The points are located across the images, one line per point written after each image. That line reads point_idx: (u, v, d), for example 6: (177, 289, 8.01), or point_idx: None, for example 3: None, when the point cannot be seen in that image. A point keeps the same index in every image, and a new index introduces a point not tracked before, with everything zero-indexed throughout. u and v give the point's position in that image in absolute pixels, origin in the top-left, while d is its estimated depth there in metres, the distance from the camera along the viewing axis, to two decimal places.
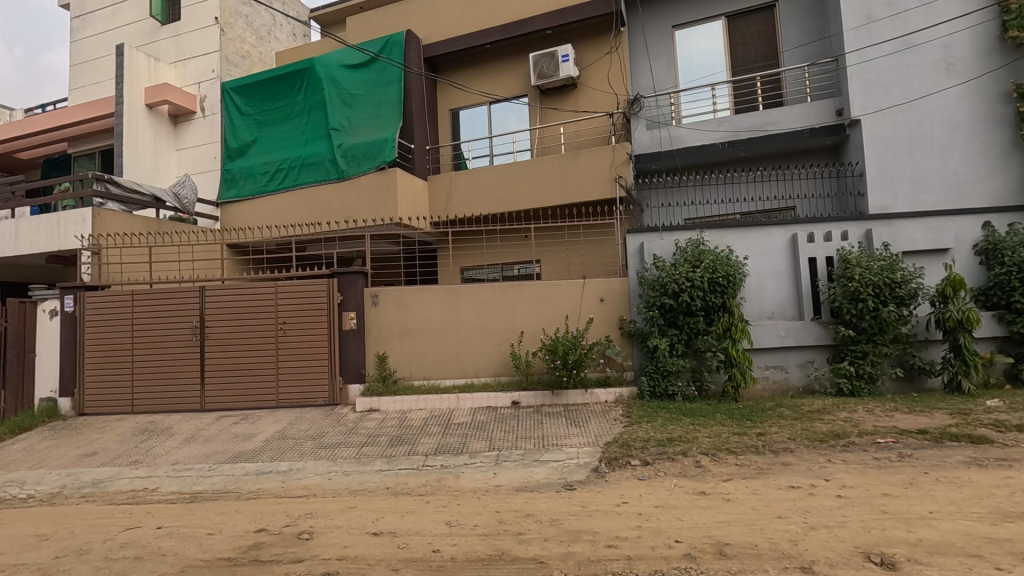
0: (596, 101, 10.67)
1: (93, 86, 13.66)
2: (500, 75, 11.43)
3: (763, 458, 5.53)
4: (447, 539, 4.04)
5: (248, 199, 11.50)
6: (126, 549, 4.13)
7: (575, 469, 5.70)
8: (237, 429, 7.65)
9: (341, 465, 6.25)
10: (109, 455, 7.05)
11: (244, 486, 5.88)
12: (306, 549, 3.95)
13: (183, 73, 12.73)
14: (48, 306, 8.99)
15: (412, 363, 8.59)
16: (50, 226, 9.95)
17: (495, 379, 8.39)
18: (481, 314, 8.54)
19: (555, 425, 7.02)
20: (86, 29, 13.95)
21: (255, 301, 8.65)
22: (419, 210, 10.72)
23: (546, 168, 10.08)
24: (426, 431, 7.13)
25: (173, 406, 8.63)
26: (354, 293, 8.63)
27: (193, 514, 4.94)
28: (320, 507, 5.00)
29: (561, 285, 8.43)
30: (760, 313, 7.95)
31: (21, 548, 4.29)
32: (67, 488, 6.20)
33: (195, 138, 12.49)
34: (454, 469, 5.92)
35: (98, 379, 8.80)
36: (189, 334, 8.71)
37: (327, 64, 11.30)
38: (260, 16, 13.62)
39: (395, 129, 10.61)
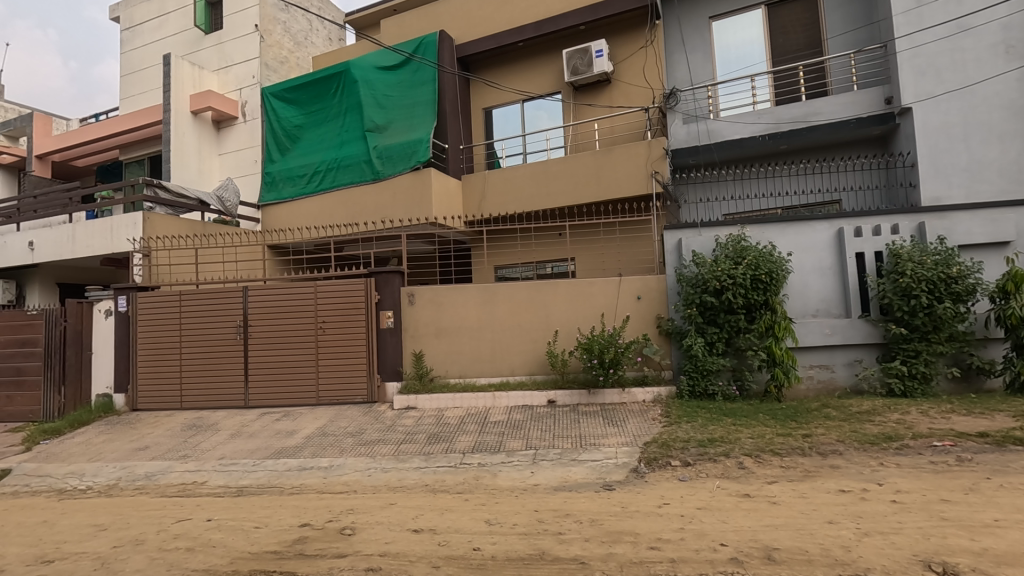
0: (631, 95, 10.52)
1: (142, 95, 14.24)
2: (533, 73, 11.40)
3: (810, 461, 5.35)
4: (487, 537, 4.05)
5: (288, 201, 11.78)
6: (177, 541, 4.27)
7: (614, 469, 5.63)
8: (279, 426, 7.85)
9: (380, 461, 6.34)
10: (160, 449, 7.33)
11: (287, 481, 6.04)
12: (349, 545, 4.01)
13: (225, 80, 13.13)
14: (104, 306, 9.45)
15: (448, 360, 8.64)
16: (103, 230, 10.44)
17: (530, 378, 8.37)
18: (516, 313, 8.53)
19: (593, 425, 6.93)
20: (135, 40, 14.54)
21: (295, 301, 8.85)
22: (453, 209, 10.78)
23: (580, 166, 10.00)
24: (463, 429, 7.16)
25: (218, 403, 8.91)
26: (390, 292, 8.74)
27: (240, 508, 5.08)
28: (362, 503, 5.08)
29: (597, 282, 8.35)
30: (805, 311, 7.68)
31: (82, 537, 4.50)
32: (122, 480, 6.48)
33: (236, 143, 12.86)
34: (491, 468, 5.93)
35: (149, 377, 9.16)
36: (233, 333, 8.97)
37: (362, 66, 11.46)
38: (298, 21, 13.93)
39: (429, 129, 10.69)
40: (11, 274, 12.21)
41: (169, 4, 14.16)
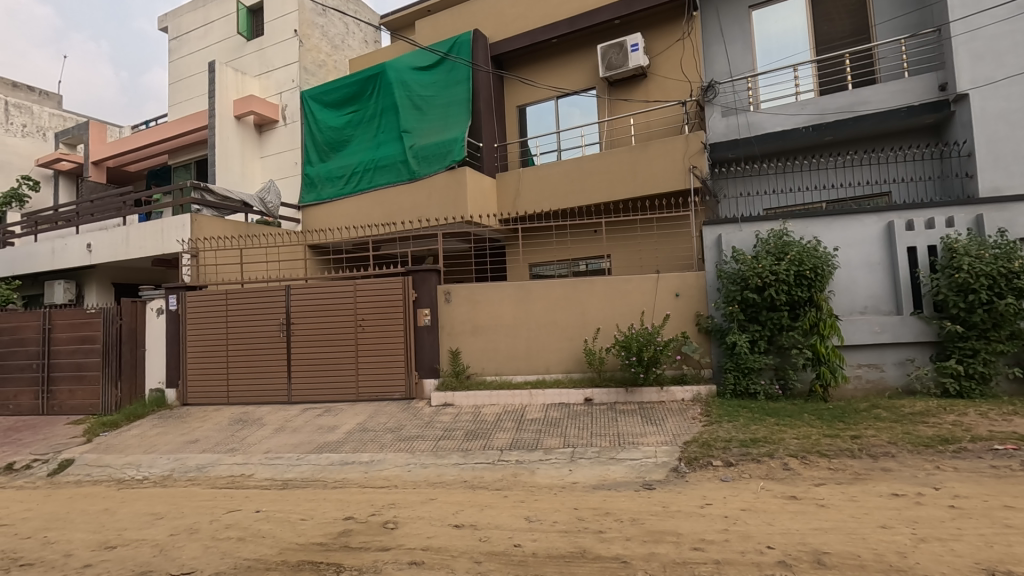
0: (667, 90, 10.37)
1: (187, 101, 14.84)
2: (567, 70, 11.34)
3: (860, 463, 5.17)
4: (527, 534, 4.06)
5: (327, 202, 12.04)
6: (229, 530, 4.44)
7: (653, 468, 5.56)
8: (321, 421, 8.05)
9: (420, 457, 6.43)
10: (209, 442, 7.62)
11: (330, 475, 6.19)
12: (392, 538, 4.08)
13: (267, 85, 13.51)
14: (155, 304, 9.89)
15: (484, 358, 8.69)
16: (155, 232, 10.90)
17: (567, 376, 8.36)
18: (551, 310, 8.52)
19: (631, 424, 6.85)
20: (182, 49, 15.13)
21: (335, 299, 9.05)
22: (488, 208, 10.82)
23: (616, 162, 9.91)
24: (500, 426, 7.20)
25: (263, 398, 9.20)
26: (427, 290, 8.85)
27: (286, 501, 5.24)
28: (403, 497, 5.16)
29: (634, 280, 8.26)
30: (852, 308, 7.42)
31: (141, 525, 4.72)
32: (175, 472, 6.77)
33: (277, 145, 13.20)
34: (529, 465, 5.95)
35: (198, 373, 9.52)
36: (276, 330, 9.24)
37: (397, 68, 11.61)
38: (335, 25, 14.22)
39: (463, 129, 10.76)
40: (70, 275, 12.88)
41: (214, 13, 14.67)
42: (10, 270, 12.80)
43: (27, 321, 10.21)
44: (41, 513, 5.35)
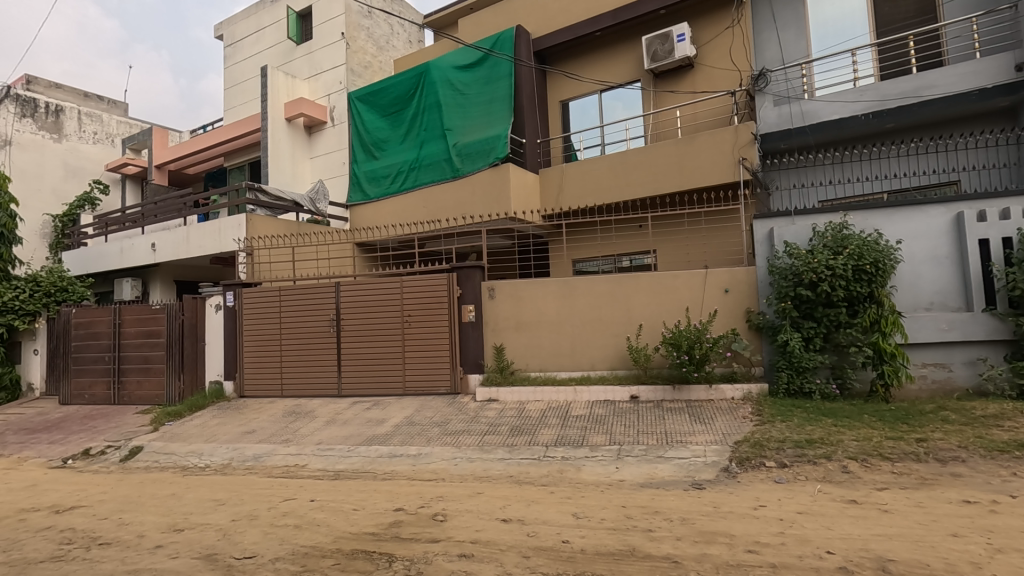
0: (715, 80, 10.10)
1: (242, 105, 15.42)
2: (611, 63, 11.20)
3: (926, 467, 4.91)
4: (575, 530, 4.05)
5: (373, 200, 12.29)
6: (286, 517, 4.62)
7: (702, 468, 5.45)
8: (370, 414, 8.25)
9: (466, 451, 6.51)
10: (265, 433, 7.92)
11: (379, 467, 6.36)
12: (441, 530, 4.15)
13: (316, 87, 13.91)
14: (214, 301, 10.33)
15: (528, 354, 8.71)
16: (213, 232, 11.42)
17: (612, 373, 8.28)
18: (596, 307, 8.45)
19: (678, 422, 6.72)
20: (236, 55, 15.76)
21: (382, 295, 9.24)
22: (531, 204, 10.81)
23: (662, 155, 9.72)
24: (545, 422, 7.19)
25: (315, 391, 9.50)
26: (471, 287, 8.92)
27: (339, 491, 5.41)
28: (451, 490, 5.24)
29: (681, 276, 8.09)
30: (916, 304, 7.04)
31: (205, 510, 4.97)
32: (234, 460, 7.10)
33: (326, 146, 13.57)
34: (575, 462, 5.93)
35: (253, 366, 9.92)
36: (327, 326, 9.53)
37: (441, 66, 11.73)
38: (380, 26, 14.50)
39: (506, 125, 10.76)
40: (136, 272, 13.65)
41: (265, 19, 15.20)
42: (84, 268, 13.70)
43: (100, 316, 10.90)
44: (116, 496, 5.71)
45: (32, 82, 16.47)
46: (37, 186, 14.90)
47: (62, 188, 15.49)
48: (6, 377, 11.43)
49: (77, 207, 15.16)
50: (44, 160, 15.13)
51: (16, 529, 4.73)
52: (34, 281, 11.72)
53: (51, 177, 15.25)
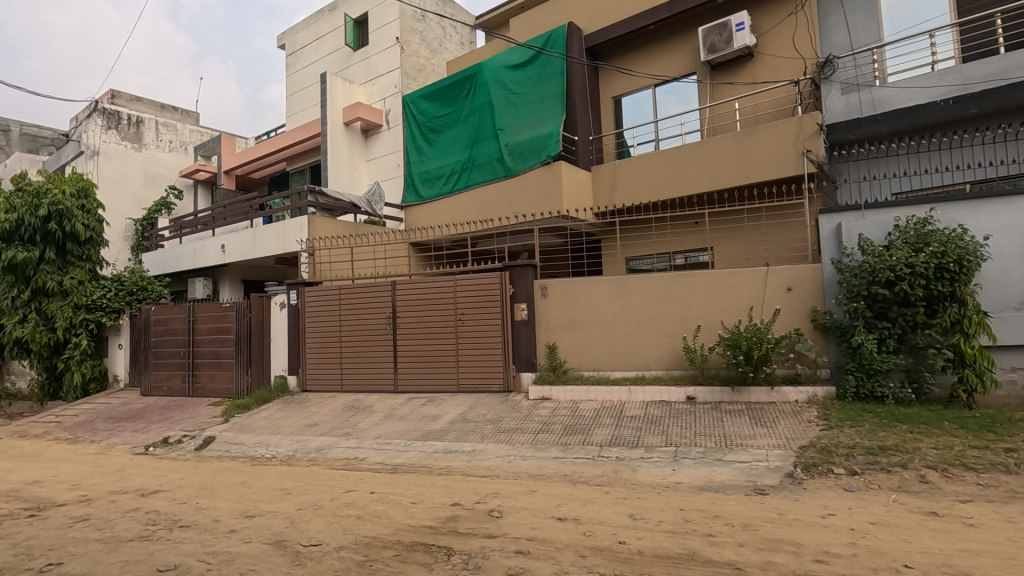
0: (777, 69, 9.74)
1: (303, 111, 16.08)
2: (666, 56, 10.96)
3: (1016, 480, 4.55)
4: (632, 531, 3.99)
5: (427, 201, 12.53)
6: (349, 508, 4.79)
7: (765, 472, 5.26)
8: (425, 410, 8.43)
9: (519, 449, 6.54)
10: (327, 427, 8.24)
11: (435, 462, 6.49)
12: (497, 527, 4.19)
13: (372, 91, 14.32)
14: (279, 299, 10.82)
15: (581, 353, 8.67)
16: (277, 233, 11.96)
17: (667, 373, 8.11)
18: (651, 306, 8.30)
19: (738, 425, 6.51)
20: (297, 63, 16.45)
21: (437, 294, 9.41)
22: (584, 202, 10.73)
23: (719, 150, 9.44)
24: (599, 422, 7.13)
25: (373, 387, 9.79)
26: (524, 286, 8.95)
27: (397, 484, 5.56)
28: (506, 487, 5.28)
29: (740, 273, 7.84)
30: (1004, 304, 6.52)
31: (274, 499, 5.22)
32: (299, 452, 7.42)
33: (381, 148, 13.92)
34: (630, 463, 5.85)
35: (315, 362, 10.32)
36: (384, 324, 9.80)
37: (493, 66, 11.82)
38: (433, 29, 14.77)
39: (559, 123, 10.74)
40: (207, 272, 14.45)
41: (324, 27, 15.78)
42: (162, 269, 14.66)
43: (175, 313, 11.65)
44: (192, 482, 6.09)
45: (117, 96, 17.77)
46: (120, 193, 16.13)
47: (142, 193, 16.66)
48: (96, 369, 12.42)
49: (154, 211, 16.29)
50: (127, 168, 16.34)
51: (107, 509, 5.13)
52: (119, 281, 12.68)
53: (133, 184, 16.46)
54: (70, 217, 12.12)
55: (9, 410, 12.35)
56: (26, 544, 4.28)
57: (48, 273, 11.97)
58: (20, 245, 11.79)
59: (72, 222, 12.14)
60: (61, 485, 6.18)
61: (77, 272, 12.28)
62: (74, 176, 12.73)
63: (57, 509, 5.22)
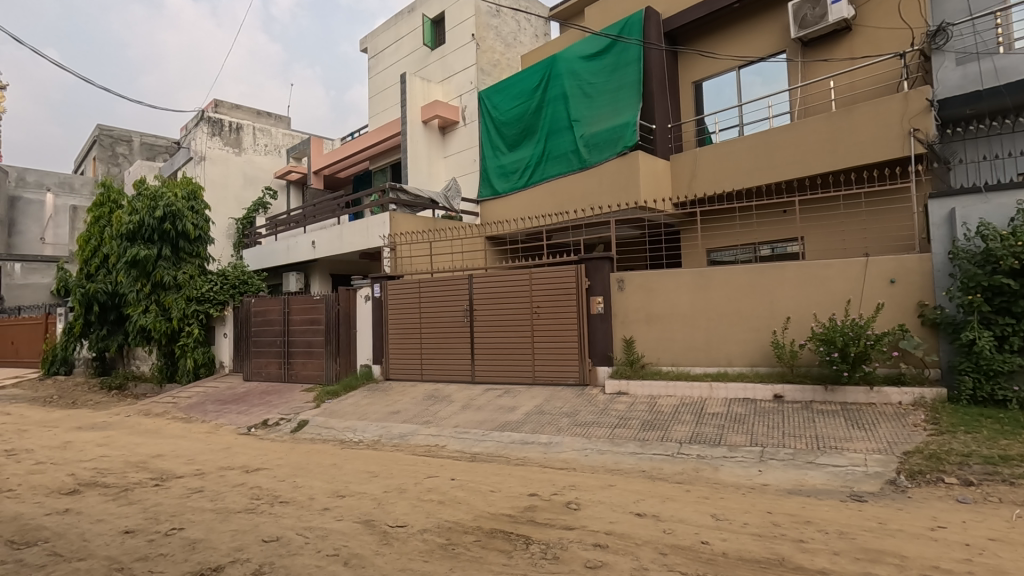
0: (878, 42, 8.96)
1: (384, 112, 16.75)
2: (751, 36, 10.39)
3: None
4: (716, 532, 3.86)
5: (502, 195, 12.68)
6: (431, 493, 4.99)
7: (863, 478, 4.90)
8: (501, 401, 8.57)
9: (596, 443, 6.51)
10: (409, 414, 8.60)
11: (512, 453, 6.60)
12: (575, 519, 4.20)
13: (448, 89, 14.65)
14: (364, 292, 11.39)
15: (660, 348, 8.45)
16: (361, 229, 12.56)
17: (752, 370, 7.73)
18: (733, 299, 7.95)
19: (832, 426, 6.10)
20: (379, 65, 17.16)
21: (512, 287, 9.52)
22: (662, 191, 10.44)
23: (812, 133, 8.86)
24: (678, 418, 6.93)
25: (451, 377, 10.07)
26: (600, 278, 8.87)
27: (476, 472, 5.71)
28: (582, 480, 5.27)
29: (834, 265, 7.33)
30: None
31: (362, 480, 5.54)
32: (383, 437, 7.80)
33: (458, 144, 14.21)
34: (712, 461, 5.66)
35: (397, 352, 10.77)
36: (462, 316, 10.04)
37: (568, 57, 11.72)
38: (508, 24, 14.85)
39: (635, 112, 10.48)
40: (299, 267, 15.45)
41: (403, 29, 16.31)
42: (260, 264, 15.83)
43: (272, 305, 12.58)
44: (289, 462, 6.58)
45: (220, 105, 19.35)
46: (224, 194, 17.59)
47: (242, 194, 18.09)
48: (205, 355, 13.62)
49: (253, 211, 17.63)
50: (229, 172, 17.78)
51: (218, 483, 5.65)
52: (224, 275, 13.88)
53: (234, 186, 17.89)
54: (182, 217, 13.42)
55: (134, 391, 13.83)
56: (153, 509, 4.82)
57: (165, 268, 13.33)
58: (141, 243, 13.13)
59: (184, 222, 13.45)
60: (179, 458, 6.89)
61: (188, 268, 13.56)
62: (183, 179, 14.02)
63: (177, 480, 5.83)
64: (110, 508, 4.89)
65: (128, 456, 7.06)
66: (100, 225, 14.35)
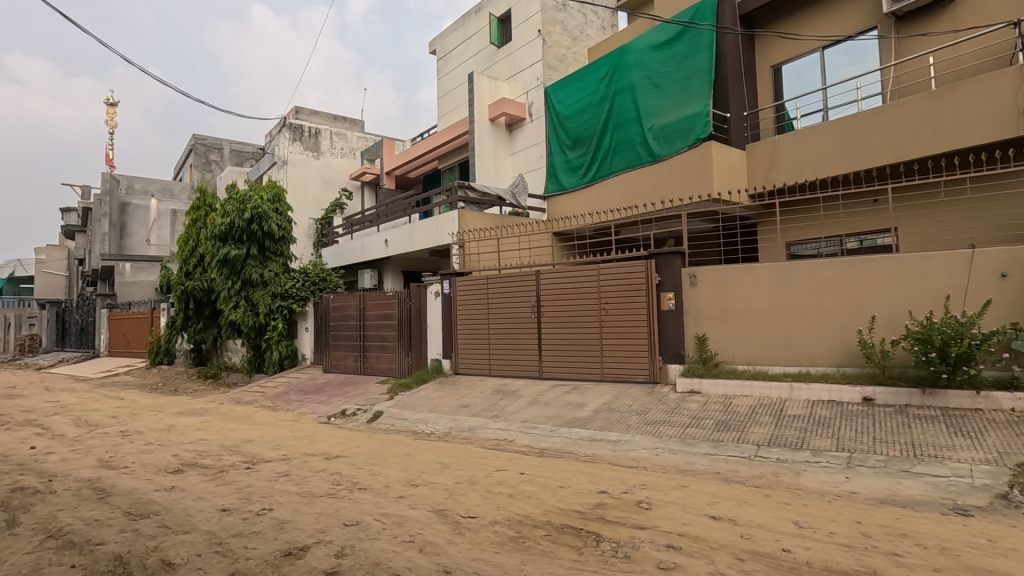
0: (987, 11, 8.12)
1: (452, 111, 17.09)
2: (837, 13, 9.72)
3: None
4: (799, 540, 3.67)
5: (570, 190, 12.63)
6: (501, 486, 5.06)
7: (968, 491, 4.49)
8: (569, 398, 8.54)
9: (667, 442, 6.36)
10: (478, 408, 8.77)
11: (581, 449, 6.57)
12: (646, 518, 4.13)
13: (515, 86, 14.71)
14: (433, 288, 11.67)
15: (735, 346, 8.12)
16: (431, 227, 12.90)
17: (838, 370, 7.26)
18: (816, 294, 7.51)
19: (930, 433, 5.62)
20: (447, 66, 17.52)
21: (580, 282, 9.45)
22: (737, 182, 10.01)
23: (908, 115, 8.18)
24: (755, 419, 6.63)
25: (519, 372, 10.16)
26: (671, 274, 8.62)
27: (545, 467, 5.74)
28: (653, 480, 5.17)
29: (933, 257, 6.74)
30: None
31: (435, 471, 5.71)
32: (453, 430, 8.00)
33: (524, 141, 14.24)
34: (793, 466, 5.38)
35: (466, 347, 10.98)
36: (529, 312, 10.10)
37: (636, 47, 11.42)
38: (574, 17, 14.71)
39: (707, 101, 10.07)
40: (373, 264, 16.11)
41: (471, 29, 16.53)
42: (337, 261, 16.61)
43: (349, 301, 13.21)
44: (366, 450, 6.89)
45: (300, 111, 20.44)
46: (304, 196, 18.62)
47: (321, 196, 19.08)
48: (289, 348, 14.47)
49: (330, 212, 18.57)
50: (308, 175, 18.79)
51: (302, 468, 6.01)
52: (305, 273, 14.73)
53: (313, 188, 18.89)
54: (267, 218, 14.28)
55: (228, 380, 14.92)
56: (246, 490, 5.21)
57: (253, 267, 14.28)
58: (232, 244, 14.17)
59: (268, 223, 14.33)
60: (267, 444, 7.38)
61: (273, 266, 14.47)
62: (269, 183, 14.91)
63: (266, 464, 6.25)
64: (209, 487, 5.33)
65: (223, 440, 7.65)
66: (197, 227, 15.59)
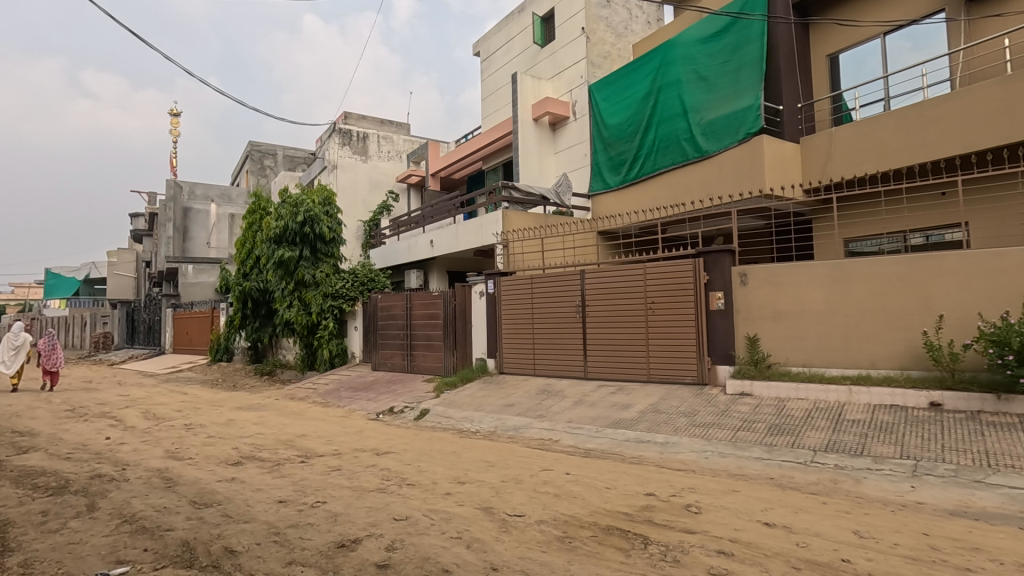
0: None
1: (496, 112, 17.21)
2: None
3: None
4: (859, 550, 3.51)
5: (615, 188, 12.50)
6: (547, 486, 5.06)
7: None
8: (615, 398, 8.44)
9: (717, 445, 6.20)
10: (522, 407, 8.80)
11: (627, 450, 6.49)
12: (695, 522, 4.04)
13: (558, 85, 14.66)
14: (478, 288, 11.80)
15: (789, 347, 7.83)
16: (475, 228, 13.03)
17: (901, 373, 6.89)
18: (877, 293, 7.16)
19: (1005, 441, 5.25)
20: (490, 67, 17.66)
21: (626, 282, 9.34)
22: (791, 177, 9.64)
23: (981, 101, 7.67)
24: (811, 424, 6.38)
25: (563, 372, 10.12)
26: (720, 273, 8.39)
27: (591, 468, 5.70)
28: (703, 483, 5.05)
29: (1007, 254, 6.30)
30: None
31: (481, 469, 5.77)
32: (499, 429, 8.05)
33: (568, 139, 14.17)
34: (853, 473, 5.15)
35: (510, 346, 11.03)
36: (574, 311, 10.05)
37: (682, 41, 11.16)
38: (619, 13, 14.54)
39: (758, 94, 9.74)
40: (419, 264, 16.42)
41: (514, 30, 16.60)
42: (384, 261, 17.02)
43: (396, 300, 13.51)
44: (414, 447, 7.03)
45: (349, 117, 21.06)
46: (353, 199, 19.16)
47: (369, 199, 19.59)
48: (338, 346, 14.93)
49: (378, 213, 19.05)
50: (357, 178, 19.32)
51: (353, 463, 6.19)
52: (354, 273, 15.16)
53: (362, 191, 19.42)
54: (318, 221, 14.81)
55: (281, 376, 15.44)
56: (301, 483, 5.42)
57: (306, 267, 14.81)
58: (286, 246, 14.75)
59: (320, 226, 14.84)
60: (320, 439, 7.64)
61: (324, 267, 14.95)
62: (319, 187, 15.43)
63: (319, 458, 6.47)
64: (266, 479, 5.57)
65: (278, 435, 7.97)
66: (253, 230, 16.31)
